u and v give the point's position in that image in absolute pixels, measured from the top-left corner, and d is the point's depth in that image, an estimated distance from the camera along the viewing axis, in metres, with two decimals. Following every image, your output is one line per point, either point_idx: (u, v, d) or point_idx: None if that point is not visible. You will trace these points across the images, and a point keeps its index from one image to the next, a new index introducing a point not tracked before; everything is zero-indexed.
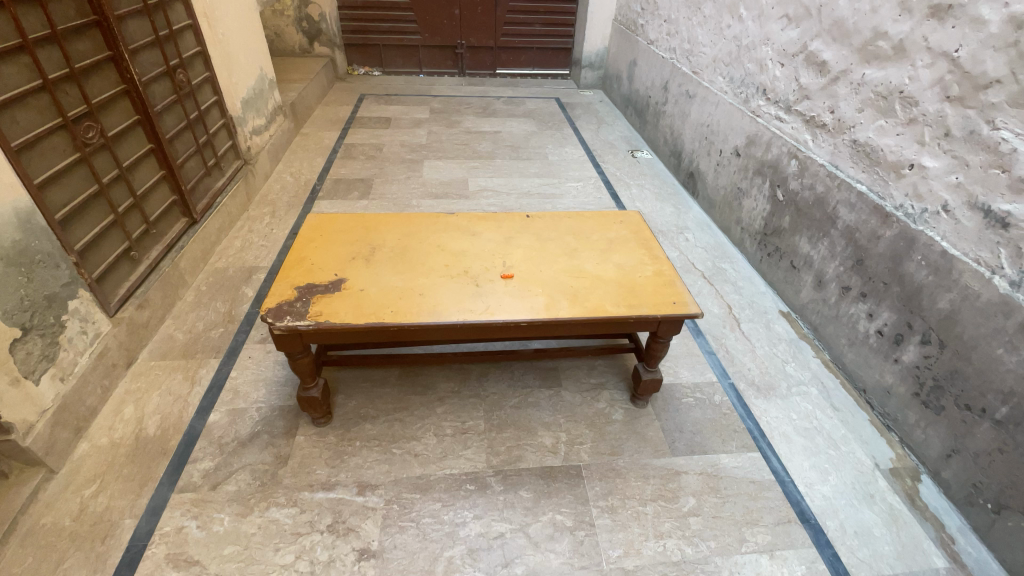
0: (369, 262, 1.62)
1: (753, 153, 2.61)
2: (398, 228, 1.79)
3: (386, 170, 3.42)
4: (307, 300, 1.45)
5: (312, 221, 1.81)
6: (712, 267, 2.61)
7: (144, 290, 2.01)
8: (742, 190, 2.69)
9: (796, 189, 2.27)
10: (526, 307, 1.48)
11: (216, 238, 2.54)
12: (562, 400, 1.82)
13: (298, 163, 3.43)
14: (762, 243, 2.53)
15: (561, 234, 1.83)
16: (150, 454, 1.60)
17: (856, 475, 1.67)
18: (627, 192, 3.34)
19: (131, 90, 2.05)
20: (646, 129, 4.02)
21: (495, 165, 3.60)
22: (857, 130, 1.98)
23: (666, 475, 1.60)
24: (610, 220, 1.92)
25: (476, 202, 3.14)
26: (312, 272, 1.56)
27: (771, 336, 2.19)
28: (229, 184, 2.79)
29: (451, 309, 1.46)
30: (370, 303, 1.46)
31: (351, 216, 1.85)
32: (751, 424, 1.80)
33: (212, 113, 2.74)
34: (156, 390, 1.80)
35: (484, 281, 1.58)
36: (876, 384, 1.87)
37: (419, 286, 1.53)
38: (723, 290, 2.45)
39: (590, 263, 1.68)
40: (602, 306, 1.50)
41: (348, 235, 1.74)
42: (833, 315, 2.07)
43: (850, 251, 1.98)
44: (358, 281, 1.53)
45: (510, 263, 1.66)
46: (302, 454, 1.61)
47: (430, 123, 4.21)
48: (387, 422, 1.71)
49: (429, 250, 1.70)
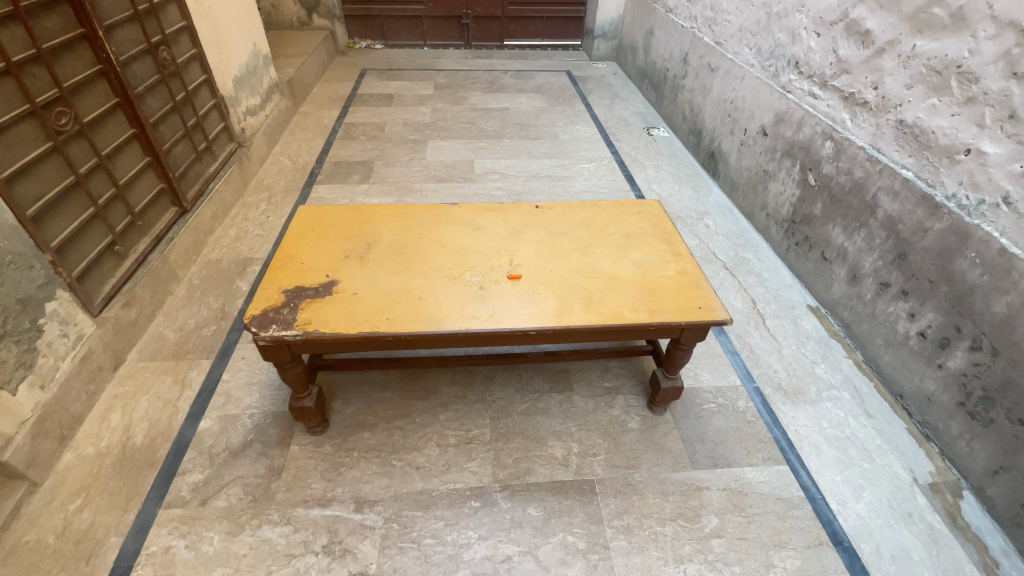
0: (364, 261, 1.48)
1: (781, 132, 2.40)
2: (397, 222, 1.65)
3: (387, 152, 3.26)
4: (295, 305, 1.33)
5: (303, 214, 1.67)
6: (734, 257, 2.44)
7: (131, 287, 1.91)
8: (769, 173, 2.50)
9: (831, 174, 2.08)
10: (536, 313, 1.34)
11: (209, 227, 2.42)
12: (573, 406, 1.70)
13: (296, 144, 3.28)
14: (790, 231, 2.35)
15: (574, 227, 1.68)
16: (138, 465, 1.52)
17: (893, 491, 1.54)
18: (643, 173, 3.15)
19: (108, 70, 1.90)
20: (663, 104, 3.79)
21: (502, 145, 3.42)
22: (903, 109, 1.78)
23: (686, 491, 1.49)
24: (627, 210, 1.76)
25: (483, 185, 2.97)
26: (302, 273, 1.43)
27: (799, 333, 2.04)
28: (222, 169, 2.65)
29: (452, 316, 1.33)
30: (364, 309, 1.33)
31: (345, 208, 1.71)
32: (777, 433, 1.67)
33: (201, 93, 2.58)
34: (144, 395, 1.71)
35: (490, 282, 1.44)
36: (916, 390, 1.72)
37: (418, 289, 1.40)
38: (746, 283, 2.29)
39: (606, 261, 1.53)
40: (620, 312, 1.36)
41: (343, 230, 1.60)
42: (868, 313, 1.91)
43: (891, 244, 1.81)
44: (351, 283, 1.40)
45: (518, 262, 1.51)
46: (296, 466, 1.51)
47: (434, 100, 4.01)
48: (387, 431, 1.61)
49: (431, 247, 1.56)
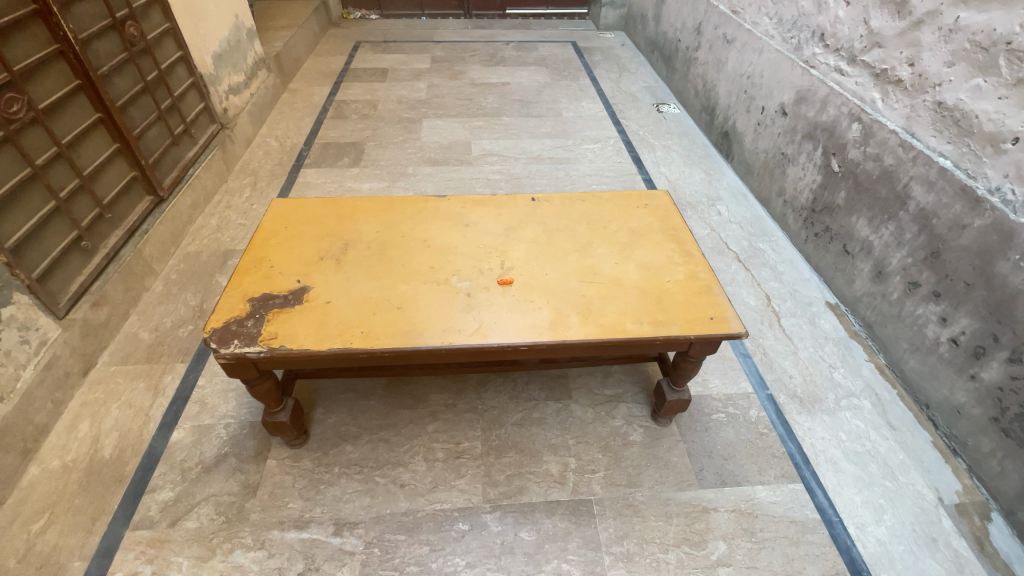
0: (340, 264, 1.35)
1: (802, 112, 2.20)
2: (379, 218, 1.51)
3: (380, 132, 3.08)
4: (261, 316, 1.20)
5: (277, 209, 1.53)
6: (748, 248, 2.28)
7: (101, 285, 1.79)
8: (788, 156, 2.31)
9: (857, 160, 1.90)
10: (528, 325, 1.21)
11: (189, 217, 2.29)
12: (571, 416, 1.58)
13: (284, 124, 3.10)
14: (809, 220, 2.18)
15: (573, 223, 1.53)
16: (105, 481, 1.43)
17: (916, 513, 1.42)
18: (651, 154, 2.95)
19: (66, 50, 1.73)
20: (674, 78, 3.55)
21: (502, 124, 3.22)
22: (943, 89, 1.59)
23: (692, 513, 1.38)
24: (633, 203, 1.60)
25: (480, 169, 2.80)
26: (271, 278, 1.30)
27: (816, 334, 1.90)
28: (203, 153, 2.50)
29: (435, 329, 1.19)
30: (336, 321, 1.20)
31: (323, 201, 1.57)
32: (792, 447, 1.55)
33: (177, 71, 2.41)
34: (115, 402, 1.61)
35: (478, 288, 1.30)
36: (943, 400, 1.59)
37: (397, 296, 1.26)
38: (761, 277, 2.13)
39: (608, 263, 1.39)
40: (622, 325, 1.22)
41: (319, 227, 1.46)
42: (893, 314, 1.76)
43: (923, 240, 1.64)
44: (324, 289, 1.27)
45: (510, 264, 1.37)
46: (273, 483, 1.41)
47: (431, 74, 3.79)
48: (371, 444, 1.50)
49: (414, 247, 1.42)
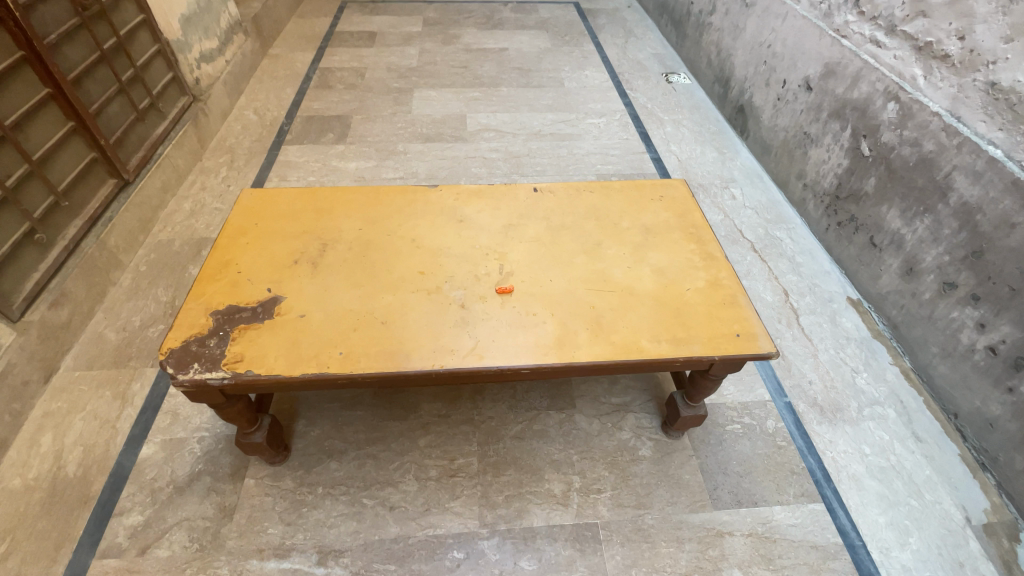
0: (316, 269, 1.19)
1: (830, 88, 2.01)
2: (362, 212, 1.35)
3: (368, 104, 2.85)
4: (225, 334, 1.05)
5: (247, 201, 1.36)
6: (764, 236, 2.12)
7: (61, 282, 1.63)
8: (811, 137, 2.13)
9: (892, 144, 1.73)
10: (530, 344, 1.06)
11: (159, 201, 2.11)
12: (575, 428, 1.46)
13: (264, 95, 2.86)
14: (831, 208, 2.02)
15: (579, 218, 1.37)
16: (69, 503, 1.31)
17: (944, 536, 1.32)
18: (660, 130, 2.74)
19: (5, 17, 1.51)
20: (685, 45, 3.30)
21: (500, 96, 2.99)
22: (998, 68, 1.41)
23: (705, 538, 1.28)
24: (646, 195, 1.44)
25: (477, 146, 2.60)
26: (238, 287, 1.14)
27: (837, 334, 1.77)
28: (173, 129, 2.29)
29: (424, 349, 1.05)
30: (311, 339, 1.05)
31: (299, 192, 1.39)
32: (812, 462, 1.44)
33: (139, 38, 2.17)
34: (79, 413, 1.48)
35: (473, 298, 1.15)
36: (975, 411, 1.47)
37: (381, 308, 1.11)
38: (778, 269, 1.99)
39: (620, 268, 1.23)
40: (636, 343, 1.07)
41: (293, 224, 1.30)
42: (923, 315, 1.63)
43: (963, 237, 1.49)
44: (298, 301, 1.12)
45: (511, 269, 1.22)
46: (251, 506, 1.30)
47: (423, 39, 3.52)
48: (358, 460, 1.38)
49: (402, 247, 1.26)
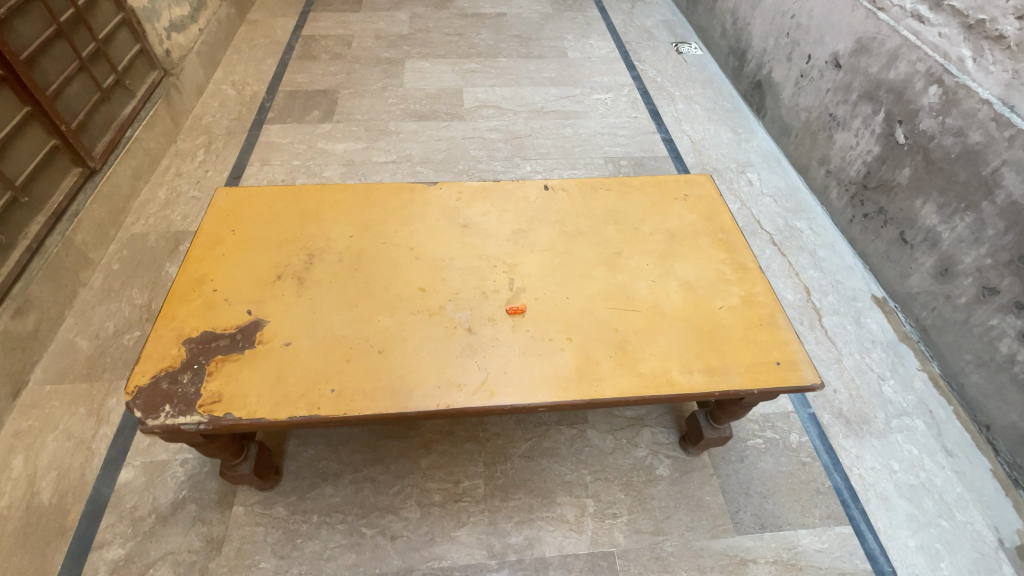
0: (303, 286, 1.05)
1: (862, 66, 1.85)
2: (352, 215, 1.20)
3: (356, 77, 2.63)
4: (200, 369, 0.92)
5: (222, 204, 1.20)
6: (783, 227, 1.99)
7: (24, 287, 1.49)
8: (837, 119, 1.97)
9: (932, 132, 1.59)
10: (548, 376, 0.94)
11: (130, 190, 1.93)
12: (588, 445, 1.37)
13: (242, 66, 2.63)
14: (857, 198, 1.89)
15: (595, 222, 1.23)
16: (43, 534, 1.21)
17: (976, 559, 1.26)
18: (671, 107, 2.56)
19: None
20: (697, 12, 3.06)
21: (499, 68, 2.77)
22: None
23: (727, 567, 1.21)
24: (669, 194, 1.30)
25: (475, 125, 2.41)
26: (214, 309, 1.01)
27: (862, 336, 1.67)
28: (143, 109, 2.09)
29: (428, 385, 0.92)
30: (299, 374, 0.92)
31: (282, 192, 1.24)
32: (838, 480, 1.36)
33: (101, 6, 1.94)
34: (50, 433, 1.36)
35: (481, 320, 1.02)
36: (1009, 425, 1.39)
37: (377, 334, 0.98)
38: (799, 264, 1.87)
39: (644, 282, 1.11)
40: (666, 375, 0.95)
41: (275, 231, 1.15)
42: (957, 320, 1.53)
43: (1010, 239, 1.38)
44: (283, 326, 0.99)
45: (522, 283, 1.09)
46: (240, 537, 1.20)
47: (413, 2, 3.25)
48: (355, 484, 1.28)
49: (398, 258, 1.12)
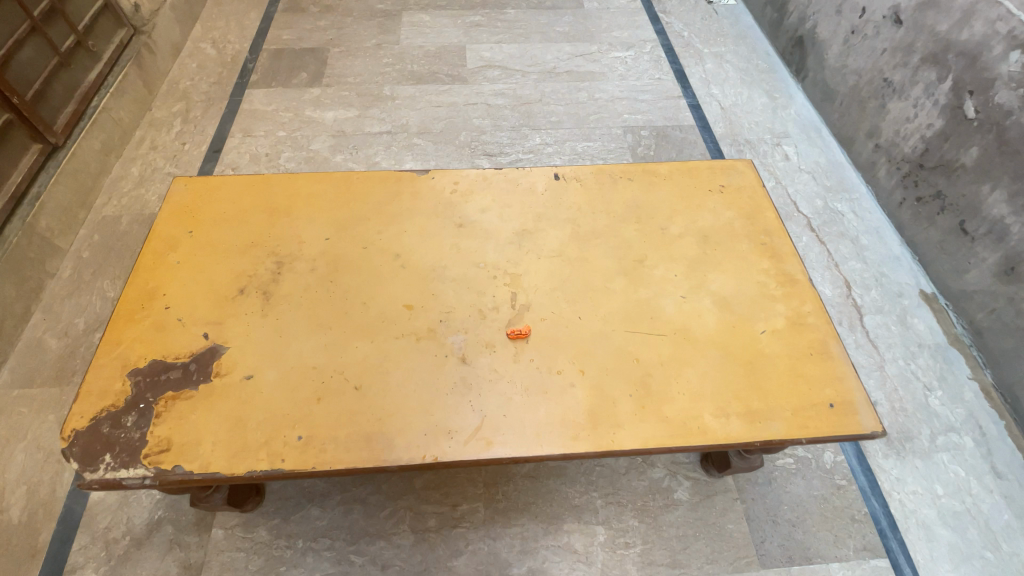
0: (269, 303, 0.90)
1: (928, 23, 1.58)
2: (328, 212, 1.02)
3: (347, 33, 2.36)
4: (146, 409, 0.79)
5: (180, 199, 1.04)
6: (823, 210, 1.78)
7: None
8: (892, 85, 1.72)
9: (1010, 107, 1.36)
10: (554, 421, 0.80)
11: (100, 167, 1.76)
12: (599, 465, 1.24)
13: (223, 21, 2.38)
14: (910, 178, 1.66)
15: (614, 220, 1.04)
16: (13, 556, 1.13)
17: None
18: (699, 68, 2.28)
19: None
20: None
21: (507, 20, 2.48)
22: None
23: None
24: (701, 185, 1.10)
25: (479, 88, 2.16)
26: (166, 333, 0.87)
27: (907, 339, 1.50)
28: (111, 74, 1.88)
29: (412, 431, 0.78)
30: (260, 416, 0.78)
31: (249, 183, 1.07)
32: (876, 506, 1.23)
33: None
34: (18, 444, 1.26)
35: (477, 348, 0.86)
36: None
37: (354, 365, 0.83)
38: (839, 254, 1.67)
39: (671, 298, 0.93)
40: (696, 420, 0.80)
41: (238, 232, 0.99)
42: (1021, 326, 1.35)
43: None
44: (245, 355, 0.84)
45: (525, 300, 0.92)
46: (219, 564, 1.11)
47: None
48: (344, 507, 1.17)
49: (381, 267, 0.96)
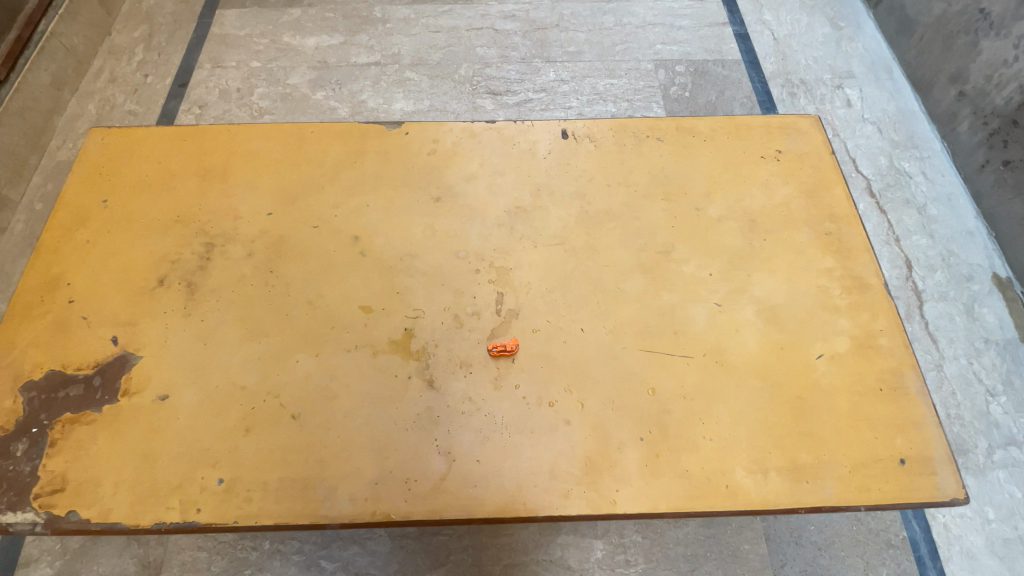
0: (194, 300, 0.72)
1: None
2: (273, 179, 0.82)
3: None
4: (40, 436, 0.64)
5: (94, 157, 0.84)
6: (887, 170, 1.49)
7: None
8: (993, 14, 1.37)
9: None
10: (539, 470, 0.63)
11: (52, 103, 1.55)
12: None
13: None
14: (1000, 135, 1.35)
15: (635, 198, 0.81)
16: None
17: None
18: None
19: None
20: None
21: None
22: None
23: None
24: (752, 149, 0.85)
25: (485, 10, 1.83)
26: (68, 335, 0.70)
27: (972, 332, 1.27)
28: None
29: (359, 478, 0.62)
30: (175, 450, 0.63)
31: (177, 135, 0.85)
32: (917, 531, 1.08)
33: None
34: None
35: (448, 367, 0.68)
36: None
37: (292, 387, 0.67)
38: (901, 226, 1.41)
39: (702, 306, 0.73)
40: (721, 475, 0.63)
41: (161, 203, 0.79)
42: None
43: None
44: (160, 368, 0.68)
45: (514, 303, 0.73)
46: (180, 563, 1.02)
47: None
48: None
49: (334, 254, 0.76)
